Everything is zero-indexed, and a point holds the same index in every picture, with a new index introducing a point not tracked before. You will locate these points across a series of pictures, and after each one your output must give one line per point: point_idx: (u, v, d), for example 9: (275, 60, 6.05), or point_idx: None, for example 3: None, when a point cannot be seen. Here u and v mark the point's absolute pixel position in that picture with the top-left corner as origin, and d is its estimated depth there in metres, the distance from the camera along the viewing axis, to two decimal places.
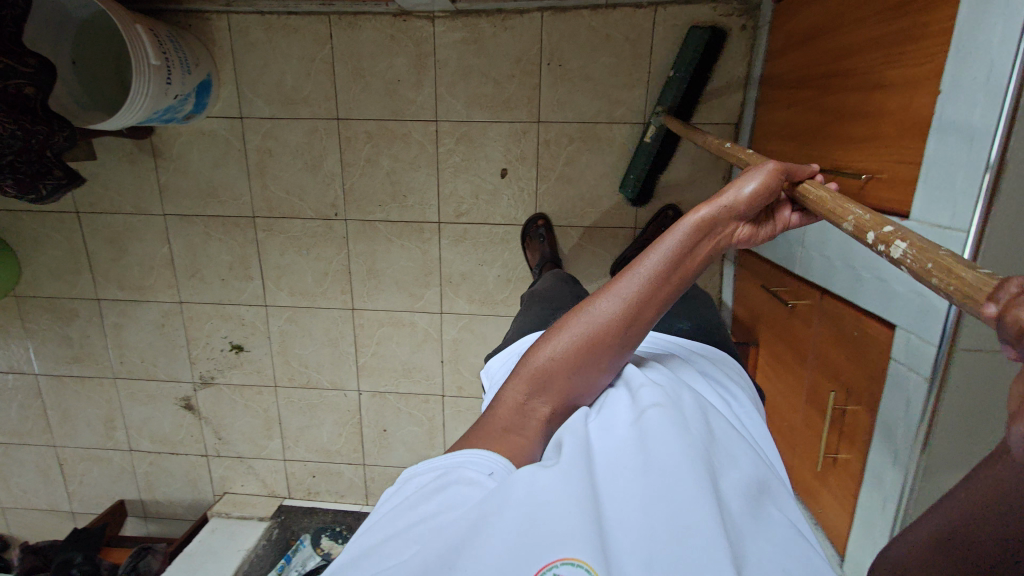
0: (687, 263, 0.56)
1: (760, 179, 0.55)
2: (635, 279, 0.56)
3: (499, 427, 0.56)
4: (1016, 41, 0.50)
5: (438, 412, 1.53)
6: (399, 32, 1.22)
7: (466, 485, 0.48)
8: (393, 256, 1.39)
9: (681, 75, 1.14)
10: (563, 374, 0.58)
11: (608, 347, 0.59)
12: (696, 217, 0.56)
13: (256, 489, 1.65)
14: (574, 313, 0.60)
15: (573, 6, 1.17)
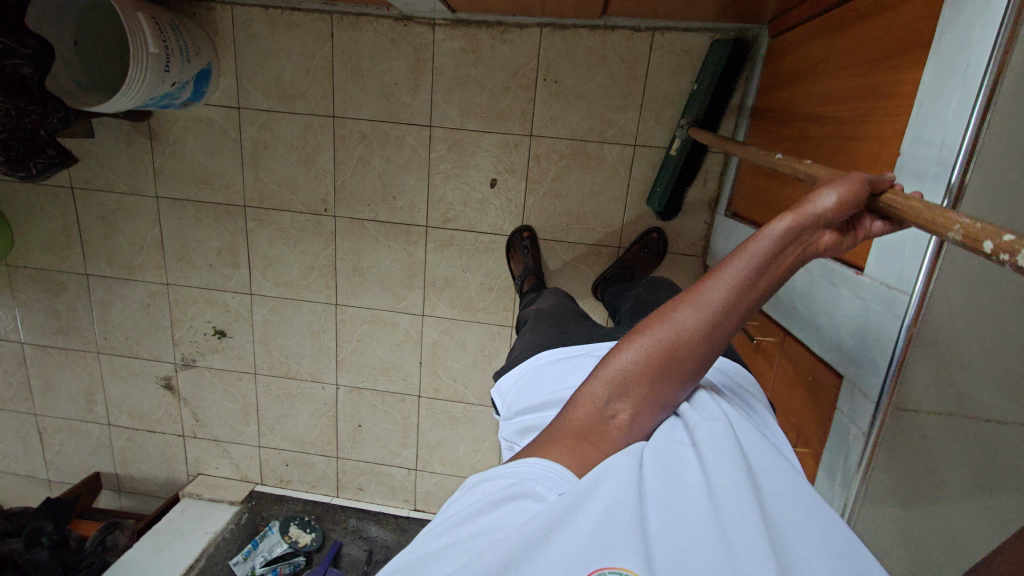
0: (776, 271, 0.49)
1: (845, 186, 0.50)
2: (721, 285, 0.49)
3: (575, 433, 0.49)
4: (968, 115, 0.51)
5: (413, 411, 1.55)
6: (400, 36, 1.24)
7: (529, 502, 0.43)
8: (379, 255, 1.41)
9: (701, 89, 1.14)
10: (641, 389, 0.50)
11: (693, 361, 0.50)
12: (782, 225, 0.49)
13: (230, 473, 1.68)
14: (651, 321, 0.52)
15: (571, 25, 1.18)
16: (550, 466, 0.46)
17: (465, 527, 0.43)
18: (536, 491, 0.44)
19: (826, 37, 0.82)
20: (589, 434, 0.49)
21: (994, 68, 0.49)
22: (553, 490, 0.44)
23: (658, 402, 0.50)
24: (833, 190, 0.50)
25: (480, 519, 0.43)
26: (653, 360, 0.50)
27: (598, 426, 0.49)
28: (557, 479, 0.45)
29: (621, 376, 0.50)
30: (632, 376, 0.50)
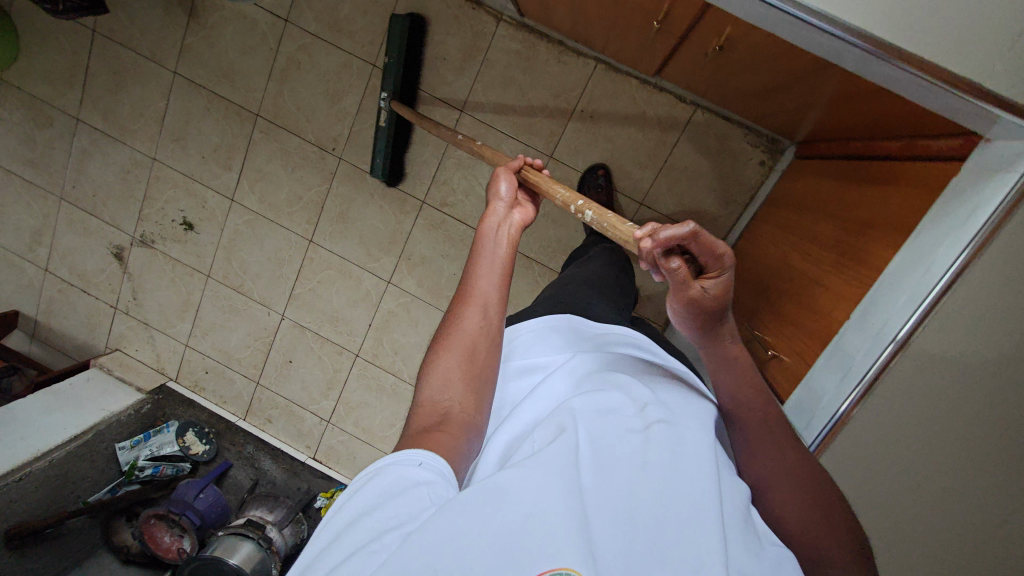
0: (505, 242, 0.63)
1: (499, 191, 0.68)
2: (488, 270, 0.60)
3: (423, 431, 0.50)
4: (909, 314, 0.58)
5: (346, 367, 1.56)
6: (464, 16, 1.24)
7: (394, 478, 0.45)
8: (368, 212, 1.41)
9: (391, 60, 1.20)
10: (458, 378, 0.54)
11: (486, 336, 0.56)
12: (488, 219, 0.64)
13: (149, 359, 1.66)
14: (443, 321, 0.58)
15: (624, 71, 1.22)
16: (409, 452, 0.47)
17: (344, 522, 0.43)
18: (397, 468, 0.46)
19: (836, 181, 0.87)
20: (440, 428, 0.50)
21: (942, 287, 0.56)
22: (412, 464, 0.46)
23: (486, 387, 0.55)
24: (500, 184, 0.69)
25: (358, 507, 0.43)
26: (462, 340, 0.55)
27: (441, 420, 0.51)
28: (415, 456, 0.47)
29: (440, 378, 0.53)
30: (451, 373, 0.54)
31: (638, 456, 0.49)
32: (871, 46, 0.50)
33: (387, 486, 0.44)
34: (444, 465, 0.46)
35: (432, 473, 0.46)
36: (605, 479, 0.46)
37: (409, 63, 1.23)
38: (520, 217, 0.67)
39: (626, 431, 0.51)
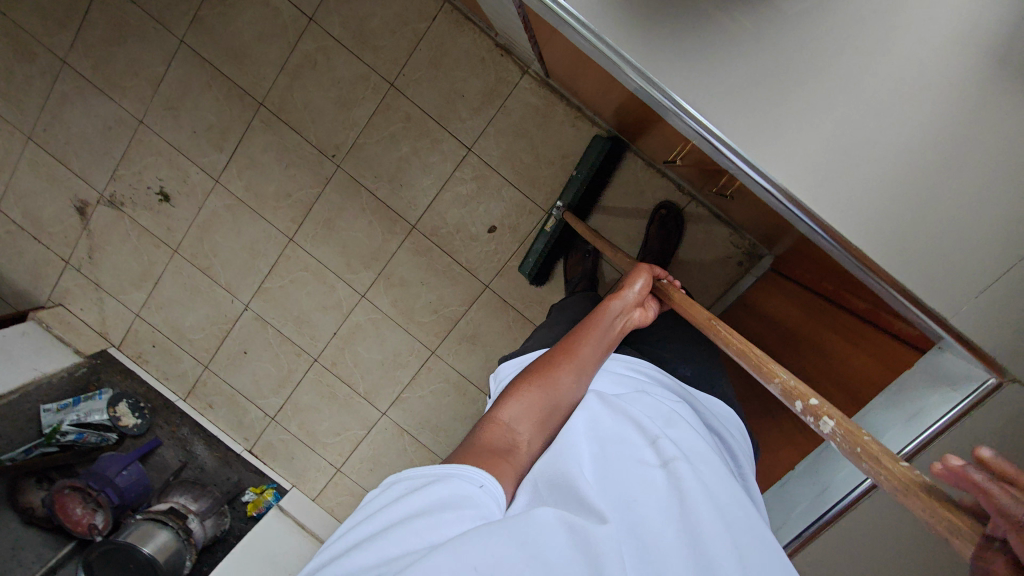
0: (613, 331, 0.69)
1: (635, 277, 0.74)
2: (592, 343, 0.66)
3: (488, 449, 0.53)
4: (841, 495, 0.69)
5: (302, 369, 1.54)
6: (491, 61, 1.27)
7: (456, 490, 0.45)
8: (355, 224, 1.40)
9: (576, 176, 1.23)
10: (534, 418, 0.58)
11: (573, 397, 0.61)
12: (611, 303, 0.70)
13: (92, 321, 1.57)
14: (538, 360, 0.64)
15: (632, 150, 1.27)
16: (470, 468, 0.49)
17: (399, 516, 0.44)
18: (458, 482, 0.47)
19: (803, 315, 0.94)
20: (504, 455, 0.53)
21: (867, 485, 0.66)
22: (473, 483, 0.47)
23: (548, 429, 0.58)
24: (638, 279, 0.73)
25: (413, 505, 0.44)
26: (551, 387, 0.60)
27: (508, 447, 0.54)
28: (476, 477, 0.48)
29: (516, 412, 0.57)
30: (528, 409, 0.58)
31: (659, 489, 0.48)
32: (851, 252, 0.57)
33: (445, 497, 0.45)
34: (495, 490, 0.48)
35: (487, 497, 0.47)
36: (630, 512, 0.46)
37: (593, 184, 1.25)
38: (636, 319, 0.72)
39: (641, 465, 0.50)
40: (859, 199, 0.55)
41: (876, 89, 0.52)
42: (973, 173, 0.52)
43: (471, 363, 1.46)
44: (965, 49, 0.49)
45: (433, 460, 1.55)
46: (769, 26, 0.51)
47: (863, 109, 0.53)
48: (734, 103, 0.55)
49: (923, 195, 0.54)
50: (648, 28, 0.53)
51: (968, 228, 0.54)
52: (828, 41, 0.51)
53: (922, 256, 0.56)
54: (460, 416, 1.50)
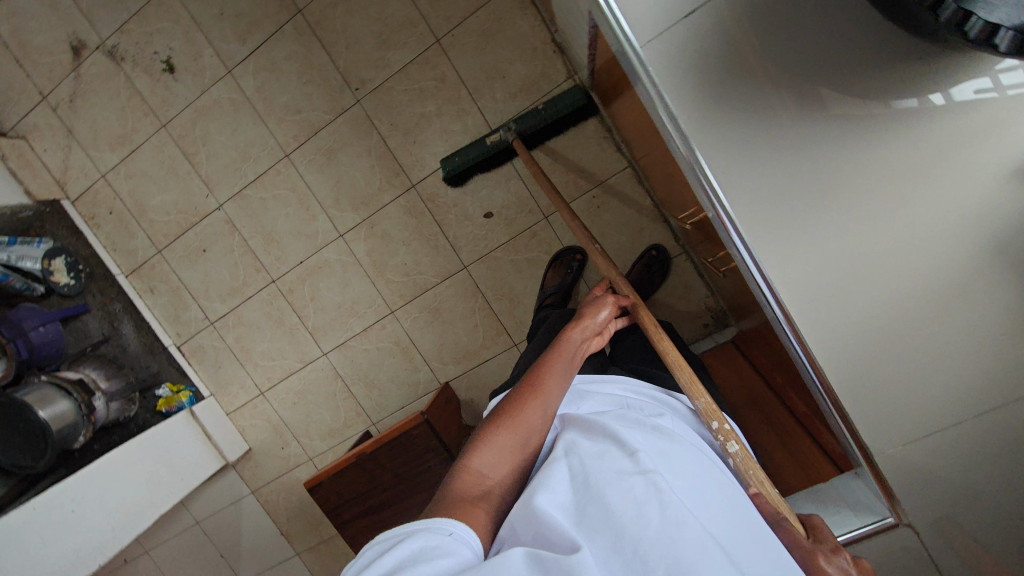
0: (578, 359, 0.66)
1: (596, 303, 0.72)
2: (558, 373, 0.62)
3: (461, 497, 0.51)
4: None
5: (257, 286, 1.52)
6: (542, 54, 1.25)
7: (427, 544, 0.43)
8: (356, 164, 1.38)
9: (534, 110, 1.22)
10: (502, 459, 0.55)
11: (544, 426, 0.58)
12: (572, 330, 0.67)
13: (54, 166, 1.53)
14: (504, 399, 0.60)
15: (645, 187, 1.29)
16: (437, 521, 0.47)
17: None
18: (426, 535, 0.45)
19: (745, 396, 0.99)
20: (476, 504, 0.50)
21: None
22: (443, 533, 0.45)
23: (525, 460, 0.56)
24: (603, 307, 0.71)
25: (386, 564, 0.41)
26: (519, 425, 0.57)
27: (481, 492, 0.52)
28: (444, 526, 0.46)
29: (486, 456, 0.55)
30: (496, 452, 0.55)
31: (636, 500, 0.42)
32: (818, 373, 0.60)
33: (417, 551, 0.42)
34: (468, 537, 0.46)
35: (459, 543, 0.45)
36: (608, 537, 0.41)
37: (553, 123, 1.23)
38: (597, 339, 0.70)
39: (614, 479, 0.45)
40: (835, 327, 0.58)
41: (899, 227, 0.55)
42: (949, 337, 0.56)
43: (424, 334, 1.47)
44: (983, 224, 0.53)
45: (357, 412, 1.56)
46: (813, 142, 0.54)
47: (868, 248, 0.56)
48: (757, 200, 0.57)
49: (888, 344, 0.58)
50: (705, 101, 0.55)
51: (916, 386, 0.58)
52: (857, 175, 0.54)
53: (867, 396, 0.59)
54: (397, 380, 1.52)
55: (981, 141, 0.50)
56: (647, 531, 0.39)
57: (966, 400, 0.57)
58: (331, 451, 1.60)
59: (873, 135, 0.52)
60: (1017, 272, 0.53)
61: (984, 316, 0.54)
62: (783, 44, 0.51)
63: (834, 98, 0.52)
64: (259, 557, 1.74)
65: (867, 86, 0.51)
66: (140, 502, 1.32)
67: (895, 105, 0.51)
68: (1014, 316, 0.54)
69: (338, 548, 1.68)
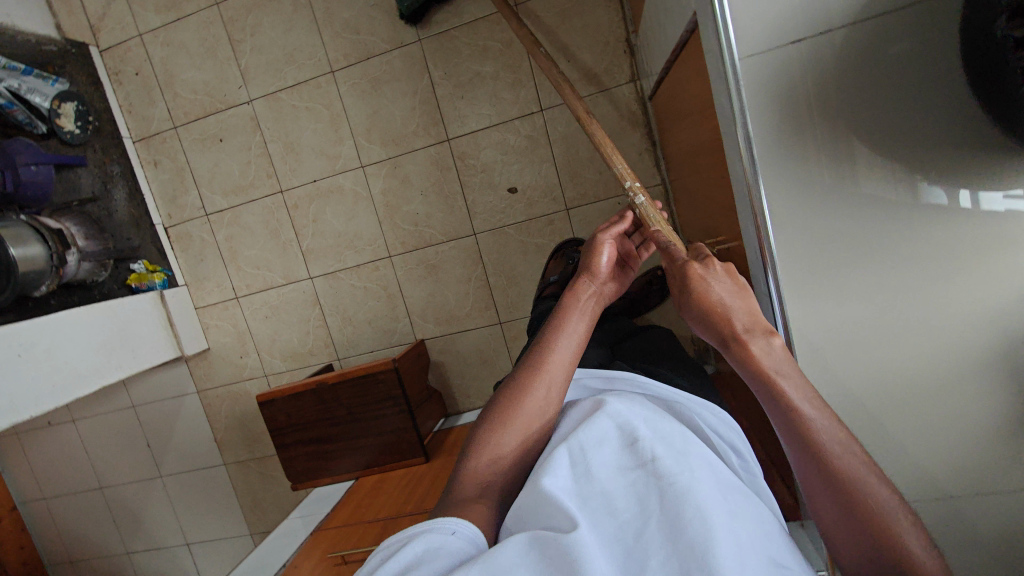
0: (581, 321, 0.69)
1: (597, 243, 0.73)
2: (558, 354, 0.65)
3: (465, 496, 0.57)
4: None
5: (263, 191, 1.49)
6: (612, 50, 1.25)
7: (431, 545, 0.48)
8: (397, 102, 1.36)
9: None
10: (501, 446, 0.60)
11: (544, 411, 0.62)
12: (578, 288, 0.71)
13: (92, 9, 1.48)
14: (503, 393, 0.64)
15: (670, 209, 1.30)
16: (442, 520, 0.51)
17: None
18: (432, 534, 0.49)
19: None
20: (477, 501, 0.56)
21: None
22: (446, 531, 0.49)
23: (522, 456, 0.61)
24: (602, 250, 0.73)
25: (389, 567, 0.45)
26: (516, 416, 0.61)
27: (480, 492, 0.57)
28: (448, 524, 0.50)
29: (488, 451, 0.60)
30: (495, 443, 0.60)
31: (639, 492, 0.45)
32: None
33: (420, 554, 0.47)
34: (473, 538, 0.50)
35: (463, 542, 0.49)
36: (615, 521, 0.44)
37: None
38: (608, 291, 0.73)
39: (618, 470, 0.48)
40: (832, 386, 0.60)
41: (911, 313, 0.57)
42: (923, 426, 0.60)
43: (413, 288, 1.46)
44: (983, 329, 0.56)
45: (325, 343, 1.55)
46: (860, 209, 0.55)
47: (880, 325, 0.58)
48: (802, 245, 0.57)
49: (873, 416, 0.60)
50: (782, 134, 0.55)
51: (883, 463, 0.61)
52: (900, 251, 0.56)
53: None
54: (374, 324, 1.51)
55: (1002, 251, 0.54)
56: (650, 520, 0.43)
57: (918, 484, 0.61)
58: (288, 374, 1.58)
59: (923, 217, 0.54)
60: (997, 381, 0.57)
61: (961, 413, 0.58)
62: (862, 105, 0.53)
63: (902, 169, 0.54)
64: (185, 457, 1.72)
65: (924, 167, 0.53)
66: (88, 367, 1.28)
67: (947, 196, 0.54)
68: (987, 421, 0.58)
69: (266, 470, 1.67)
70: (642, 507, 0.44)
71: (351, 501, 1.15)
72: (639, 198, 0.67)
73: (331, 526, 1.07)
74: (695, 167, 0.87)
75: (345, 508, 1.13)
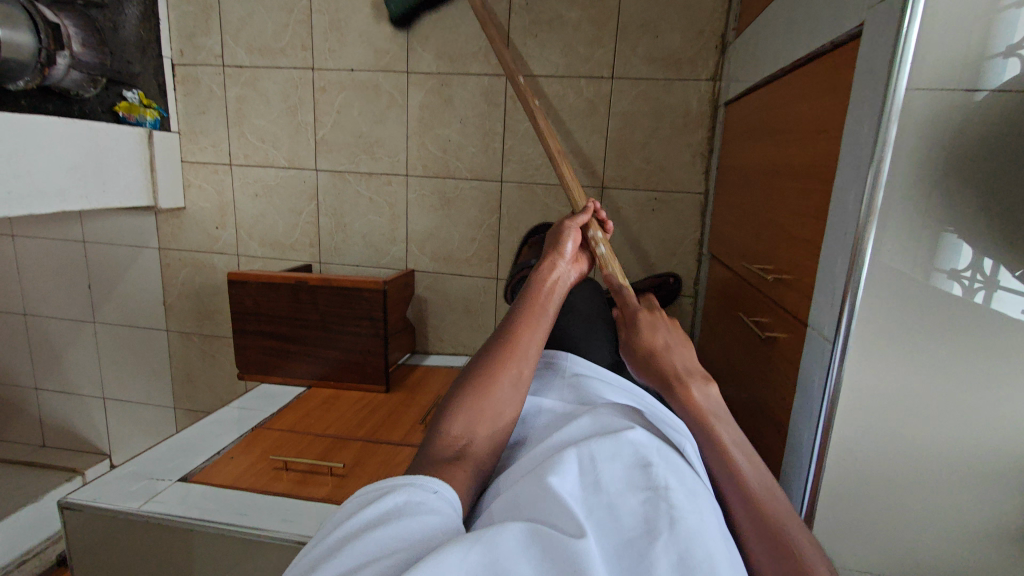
0: (549, 305, 0.74)
1: (554, 256, 0.80)
2: (529, 332, 0.70)
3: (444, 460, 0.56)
4: None
5: (292, 62, 1.35)
6: (704, 41, 1.18)
7: (412, 499, 0.48)
8: (467, 16, 1.26)
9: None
10: (471, 415, 0.61)
11: (515, 390, 0.65)
12: (538, 280, 0.76)
13: None
14: (471, 372, 0.66)
15: (702, 221, 1.26)
16: (423, 478, 0.51)
17: (355, 528, 0.45)
18: (414, 490, 0.49)
19: None
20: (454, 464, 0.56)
21: None
22: (429, 489, 0.50)
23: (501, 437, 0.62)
24: (562, 248, 0.81)
25: (367, 516, 0.46)
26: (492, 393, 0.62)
27: (458, 455, 0.58)
28: (431, 485, 0.50)
29: (459, 421, 0.61)
30: (466, 413, 0.61)
31: (646, 512, 0.44)
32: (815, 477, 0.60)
33: (402, 505, 0.47)
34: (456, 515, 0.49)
35: (442, 503, 0.49)
36: (614, 535, 0.43)
37: None
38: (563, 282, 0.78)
39: (626, 490, 0.46)
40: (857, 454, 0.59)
41: (930, 396, 0.56)
42: (908, 504, 0.60)
43: (420, 215, 1.39)
44: (986, 427, 0.56)
45: (311, 241, 1.46)
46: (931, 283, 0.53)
47: (903, 401, 0.56)
48: (880, 301, 0.54)
49: (880, 495, 0.60)
50: (912, 192, 0.52)
51: (864, 530, 0.61)
52: (945, 333, 0.54)
53: (830, 520, 0.61)
54: (368, 238, 1.43)
55: None
56: (656, 544, 0.41)
57: (884, 558, 0.62)
58: (264, 261, 1.49)
59: (974, 309, 0.53)
60: (983, 478, 0.58)
61: (950, 505, 0.59)
62: (966, 177, 0.51)
63: (962, 263, 0.52)
64: (126, 311, 1.61)
65: (1005, 259, 0.51)
66: (52, 185, 1.15)
67: (966, 288, 0.53)
68: (964, 512, 0.59)
69: (211, 349, 1.59)
70: (646, 529, 0.42)
71: (301, 411, 1.09)
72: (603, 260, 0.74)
73: (275, 429, 1.01)
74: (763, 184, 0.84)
75: (292, 416, 1.07)
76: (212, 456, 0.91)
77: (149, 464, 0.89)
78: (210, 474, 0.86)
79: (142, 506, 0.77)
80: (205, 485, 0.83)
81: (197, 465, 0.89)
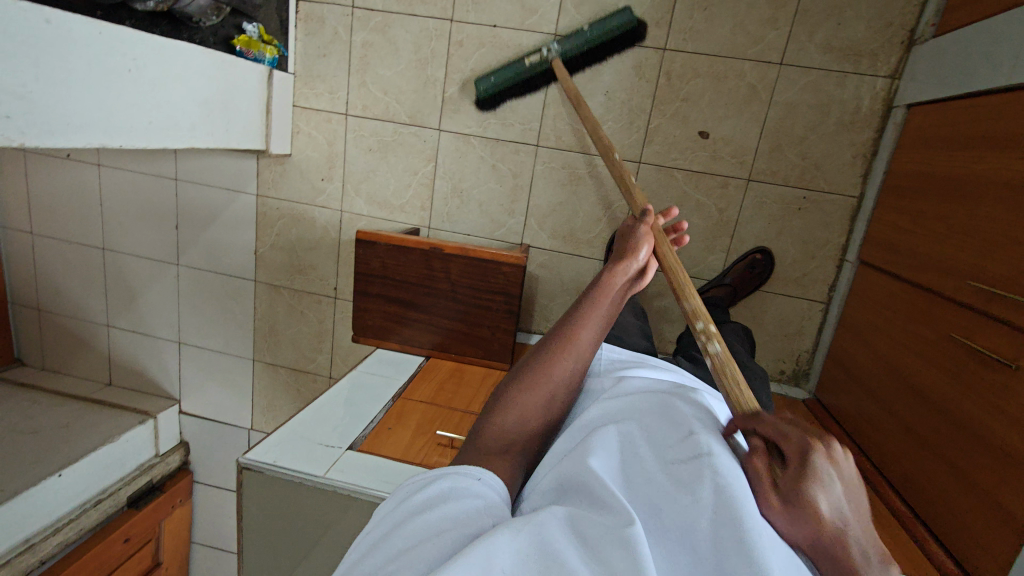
0: (612, 302, 0.70)
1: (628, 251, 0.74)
2: (589, 326, 0.68)
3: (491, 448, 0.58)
4: None
5: (429, 11, 1.26)
6: (889, 36, 1.10)
7: (458, 484, 0.49)
8: None
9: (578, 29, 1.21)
10: (528, 406, 0.62)
11: (569, 382, 0.66)
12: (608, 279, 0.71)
13: None
14: (529, 362, 0.66)
15: (850, 226, 1.21)
16: (475, 465, 0.52)
17: (403, 517, 0.47)
18: (461, 476, 0.50)
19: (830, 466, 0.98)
20: (500, 456, 0.58)
21: None
22: (474, 476, 0.51)
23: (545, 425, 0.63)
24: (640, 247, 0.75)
25: (415, 502, 0.48)
26: (550, 385, 0.64)
27: (506, 447, 0.59)
28: (477, 471, 0.51)
29: (515, 414, 0.61)
30: (520, 405, 0.61)
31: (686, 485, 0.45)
32: None
33: (450, 490, 0.49)
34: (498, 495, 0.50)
35: (488, 488, 0.50)
36: (661, 508, 0.45)
37: (595, 49, 1.21)
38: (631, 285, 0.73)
39: (668, 464, 0.48)
40: None
41: None
42: None
43: (545, 189, 1.32)
44: None
45: (422, 204, 1.40)
46: None
47: None
48: None
49: None
50: None
51: None
52: None
53: None
54: (484, 208, 1.37)
55: None
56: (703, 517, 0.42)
57: None
58: (370, 220, 1.43)
59: None
60: None
61: None
62: None
63: None
64: (213, 257, 1.55)
65: None
66: (186, 119, 1.08)
67: None
68: None
69: (300, 304, 1.54)
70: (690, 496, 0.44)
71: (437, 385, 1.05)
72: (716, 345, 0.64)
73: (417, 404, 0.97)
74: (998, 199, 0.78)
75: (429, 390, 1.03)
76: (368, 426, 0.88)
77: (309, 425, 0.86)
78: (377, 447, 0.82)
79: (327, 474, 0.74)
80: (378, 459, 0.79)
81: (358, 433, 0.85)
